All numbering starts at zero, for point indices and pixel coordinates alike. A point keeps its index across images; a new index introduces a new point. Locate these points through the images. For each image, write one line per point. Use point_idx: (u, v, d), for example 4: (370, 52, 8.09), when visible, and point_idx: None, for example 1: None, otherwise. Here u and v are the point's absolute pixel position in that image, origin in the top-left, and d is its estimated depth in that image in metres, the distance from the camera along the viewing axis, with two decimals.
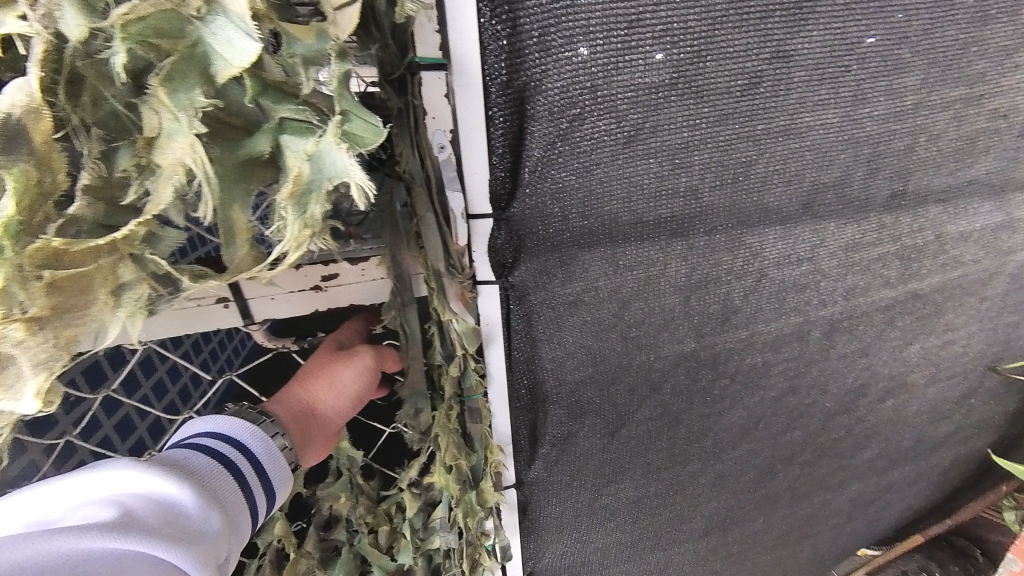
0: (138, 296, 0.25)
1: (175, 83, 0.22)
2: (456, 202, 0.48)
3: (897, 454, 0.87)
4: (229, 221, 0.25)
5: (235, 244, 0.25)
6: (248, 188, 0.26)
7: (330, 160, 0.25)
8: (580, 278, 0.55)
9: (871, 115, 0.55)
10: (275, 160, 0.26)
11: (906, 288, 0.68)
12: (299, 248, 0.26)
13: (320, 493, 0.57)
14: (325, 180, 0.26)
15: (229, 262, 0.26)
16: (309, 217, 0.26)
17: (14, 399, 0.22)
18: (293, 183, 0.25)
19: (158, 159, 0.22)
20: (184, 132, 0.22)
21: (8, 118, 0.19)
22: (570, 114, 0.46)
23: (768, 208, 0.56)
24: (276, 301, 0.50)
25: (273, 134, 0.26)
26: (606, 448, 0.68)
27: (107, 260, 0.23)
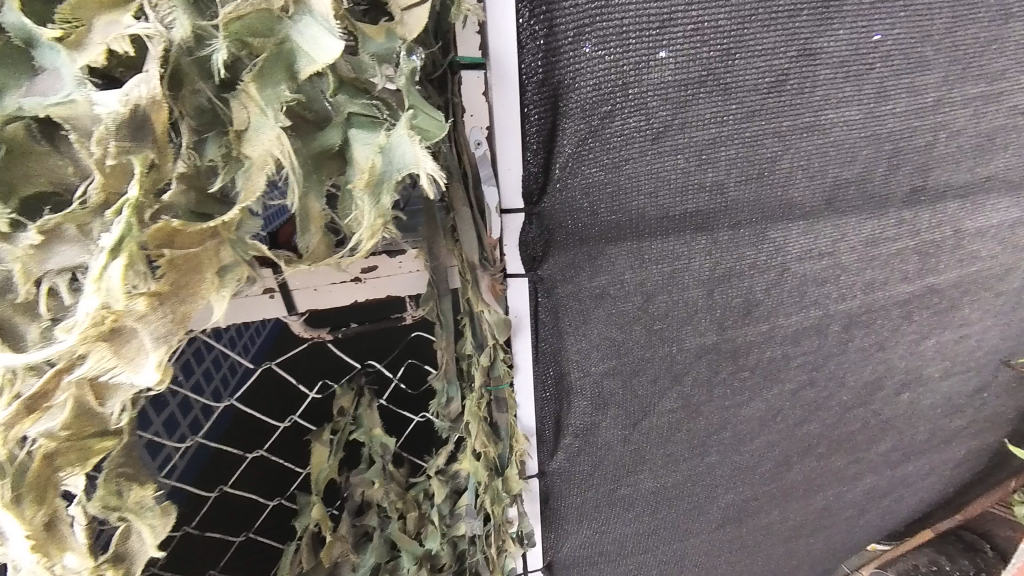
0: (238, 277, 0.24)
1: (265, 79, 0.23)
2: (490, 197, 0.49)
3: (910, 448, 0.88)
4: (305, 209, 0.27)
5: (311, 232, 0.27)
6: (320, 178, 0.28)
7: (402, 152, 0.27)
8: (607, 272, 0.56)
9: (893, 112, 0.56)
10: (342, 152, 0.28)
11: (924, 283, 0.69)
12: (373, 236, 0.28)
13: (353, 479, 0.59)
14: (396, 171, 0.28)
15: (305, 249, 0.28)
16: (382, 207, 0.28)
17: (134, 370, 0.21)
18: (368, 174, 0.27)
19: (246, 151, 0.23)
20: (271, 125, 0.23)
21: (137, 109, 0.20)
22: (602, 111, 0.47)
23: (792, 202, 0.57)
24: (320, 292, 0.52)
25: (343, 128, 0.28)
26: (628, 439, 0.69)
27: (212, 242, 0.23)
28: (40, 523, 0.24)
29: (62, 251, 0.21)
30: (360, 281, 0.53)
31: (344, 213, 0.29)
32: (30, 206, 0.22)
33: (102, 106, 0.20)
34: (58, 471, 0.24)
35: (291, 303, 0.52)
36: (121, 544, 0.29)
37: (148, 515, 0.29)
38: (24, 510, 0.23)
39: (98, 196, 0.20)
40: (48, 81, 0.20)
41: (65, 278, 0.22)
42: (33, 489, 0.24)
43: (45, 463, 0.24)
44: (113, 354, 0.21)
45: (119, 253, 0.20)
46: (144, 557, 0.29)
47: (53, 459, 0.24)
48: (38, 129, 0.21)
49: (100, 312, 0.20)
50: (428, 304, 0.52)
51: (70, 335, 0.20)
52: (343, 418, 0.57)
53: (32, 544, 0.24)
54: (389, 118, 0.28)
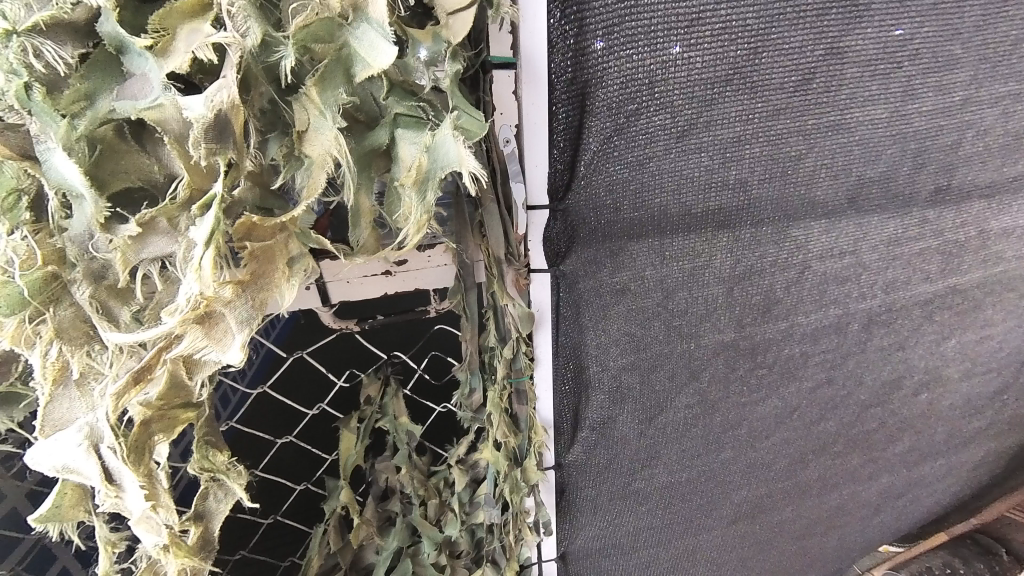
0: (305, 267, 0.26)
1: (326, 82, 0.25)
2: (518, 193, 0.50)
3: (927, 448, 0.87)
4: (356, 204, 0.29)
5: (361, 227, 0.29)
6: (370, 175, 0.30)
7: (447, 151, 0.29)
8: (628, 268, 0.57)
9: (919, 111, 0.55)
10: (389, 150, 0.30)
11: (945, 283, 0.69)
12: (419, 230, 0.30)
13: (378, 465, 0.62)
14: (441, 169, 0.29)
15: (357, 243, 0.30)
16: (427, 203, 0.30)
17: (222, 349, 0.23)
18: (415, 171, 0.29)
19: (308, 150, 0.26)
20: (329, 126, 0.25)
21: (218, 113, 0.22)
22: (629, 109, 0.48)
23: (814, 201, 0.58)
24: (352, 285, 0.54)
25: (390, 127, 0.29)
26: (644, 433, 0.70)
27: (281, 236, 0.24)
28: (146, 476, 0.26)
29: (155, 242, 0.23)
30: (390, 274, 0.54)
31: (389, 207, 0.31)
32: (122, 200, 0.24)
33: (191, 110, 0.21)
34: (153, 436, 0.26)
35: (324, 294, 0.54)
36: (202, 503, 0.31)
37: (230, 475, 0.31)
38: (134, 465, 0.25)
39: (184, 193, 0.22)
40: (137, 84, 0.22)
41: (156, 266, 0.24)
42: (133, 453, 0.25)
43: (143, 429, 0.25)
44: (205, 335, 0.23)
45: (209, 245, 0.21)
46: (221, 517, 0.32)
47: (149, 426, 0.25)
48: (129, 130, 0.23)
49: (196, 298, 0.21)
50: (454, 298, 0.55)
51: (170, 318, 0.22)
52: (369, 406, 0.59)
53: (146, 492, 0.26)
54: (434, 119, 0.30)
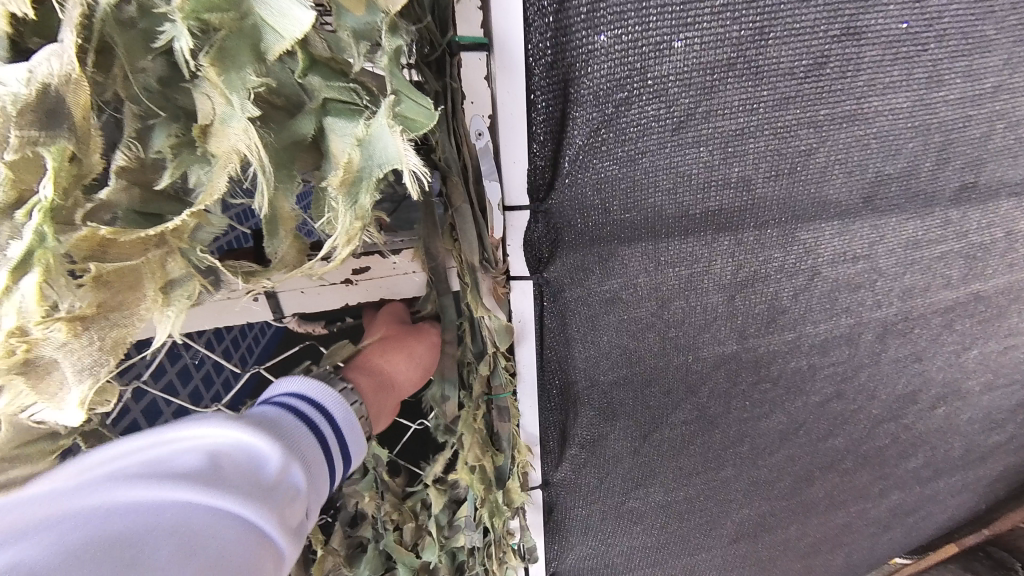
0: (187, 292, 0.27)
1: (228, 63, 0.22)
2: (493, 192, 0.45)
3: (942, 464, 0.82)
4: (274, 209, 0.26)
5: (278, 236, 0.26)
6: (291, 172, 0.26)
7: (383, 145, 0.24)
8: (619, 275, 0.52)
9: (946, 99, 0.49)
10: (317, 143, 0.26)
11: (968, 289, 0.63)
12: (350, 242, 0.26)
13: (346, 489, 0.58)
14: (377, 167, 0.25)
15: (274, 254, 0.27)
16: (360, 208, 0.25)
17: (59, 407, 0.25)
18: (344, 171, 0.24)
19: (213, 148, 0.23)
20: (238, 116, 0.23)
21: (48, 90, 0.20)
22: (617, 99, 0.43)
23: (826, 201, 0.52)
24: (308, 295, 0.49)
25: (317, 115, 0.25)
26: (637, 451, 0.65)
27: (157, 254, 0.25)
28: None
29: None
30: (352, 283, 0.50)
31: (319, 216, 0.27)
32: None
33: (6, 85, 0.19)
34: None
35: (277, 307, 0.49)
36: None
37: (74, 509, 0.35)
38: None
39: (10, 194, 0.21)
40: None
41: None
42: None
43: None
44: (35, 393, 0.24)
45: (35, 268, 0.21)
46: None
47: None
48: None
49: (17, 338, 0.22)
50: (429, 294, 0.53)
51: None
52: None
53: None
54: (369, 104, 0.25)
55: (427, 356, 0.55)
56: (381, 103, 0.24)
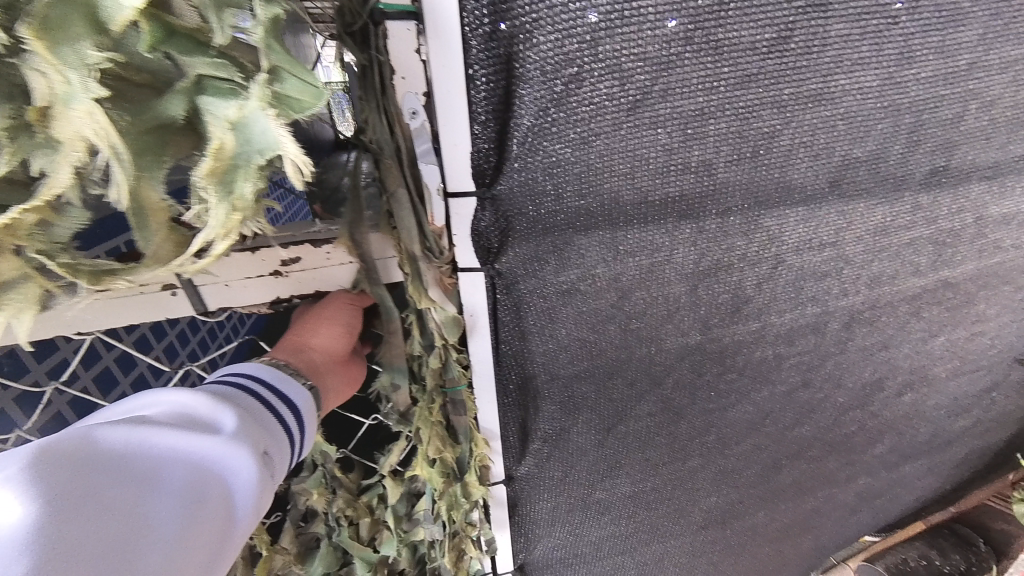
0: (23, 294, 0.26)
1: (57, 34, 0.20)
2: (431, 176, 0.43)
3: (909, 449, 0.83)
4: (138, 200, 0.24)
5: (149, 228, 0.25)
6: (159, 159, 0.25)
7: (262, 128, 0.24)
8: (576, 265, 0.50)
9: (917, 77, 0.47)
10: (192, 125, 0.25)
11: (937, 276, 0.62)
12: (228, 235, 0.25)
13: (294, 488, 0.57)
14: (257, 153, 0.24)
15: (145, 247, 0.25)
16: (238, 196, 0.25)
17: None
18: (214, 158, 0.23)
19: (55, 133, 0.21)
20: (79, 97, 0.21)
21: None
22: (566, 74, 0.39)
23: (791, 185, 0.49)
24: (232, 288, 0.48)
25: (189, 94, 0.24)
26: (602, 444, 0.64)
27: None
28: None
29: None
30: (282, 275, 0.49)
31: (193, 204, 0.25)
32: None
33: None
34: None
35: (200, 299, 0.48)
36: None
37: None
38: None
39: None
40: None
41: None
42: None
43: None
44: None
45: None
46: None
47: None
48: None
49: None
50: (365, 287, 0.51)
51: None
52: None
53: None
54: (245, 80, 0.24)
55: (345, 320, 0.53)
56: (254, 81, 0.23)
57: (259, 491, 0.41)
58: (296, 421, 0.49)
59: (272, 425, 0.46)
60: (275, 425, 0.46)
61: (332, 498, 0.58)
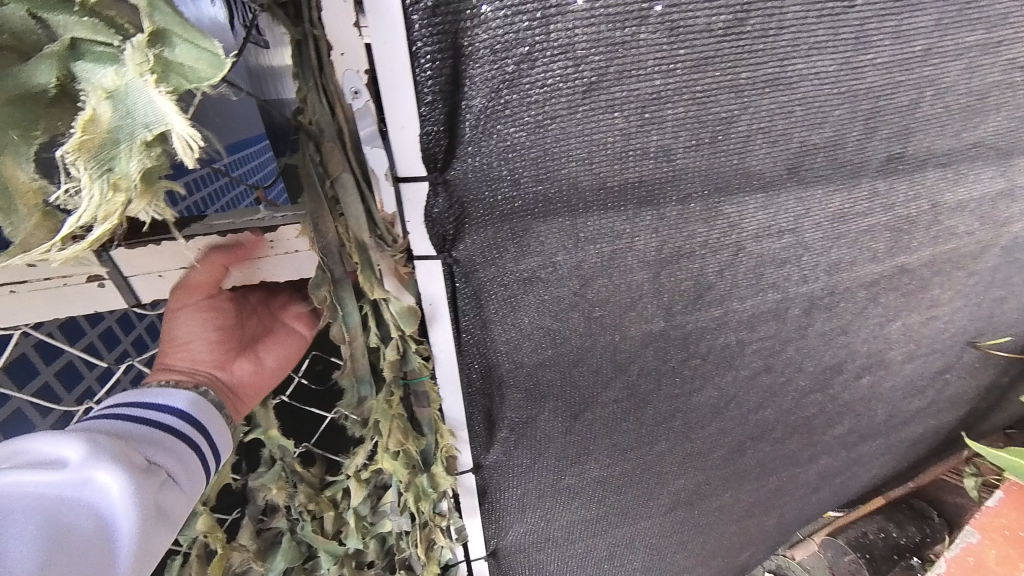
0: None
1: None
2: (377, 161, 0.41)
3: (867, 429, 0.86)
4: (3, 179, 0.24)
5: (17, 210, 0.25)
6: (27, 134, 0.24)
7: (144, 101, 0.23)
8: (536, 253, 0.49)
9: (874, 63, 0.47)
10: (66, 94, 0.25)
11: (894, 262, 0.63)
12: (107, 219, 0.24)
13: (252, 484, 0.56)
14: (141, 127, 0.24)
15: (14, 234, 0.26)
16: (120, 173, 0.24)
17: None
18: (84, 132, 0.22)
19: None
20: None
21: None
22: (517, 54, 0.38)
23: (751, 172, 0.49)
24: (165, 280, 0.46)
25: (59, 61, 0.24)
26: (568, 431, 0.64)
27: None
28: None
29: None
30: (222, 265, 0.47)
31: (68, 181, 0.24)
32: None
33: None
34: None
35: (131, 292, 0.46)
36: None
37: None
38: None
39: None
40: None
41: None
42: None
43: None
44: None
45: None
46: None
47: None
48: None
49: None
50: (319, 292, 0.46)
51: None
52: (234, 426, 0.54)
53: None
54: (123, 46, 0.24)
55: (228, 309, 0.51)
56: (133, 45, 0.23)
57: (153, 502, 0.40)
58: (184, 428, 0.46)
59: (151, 441, 0.43)
60: (156, 441, 0.44)
61: (293, 492, 0.57)
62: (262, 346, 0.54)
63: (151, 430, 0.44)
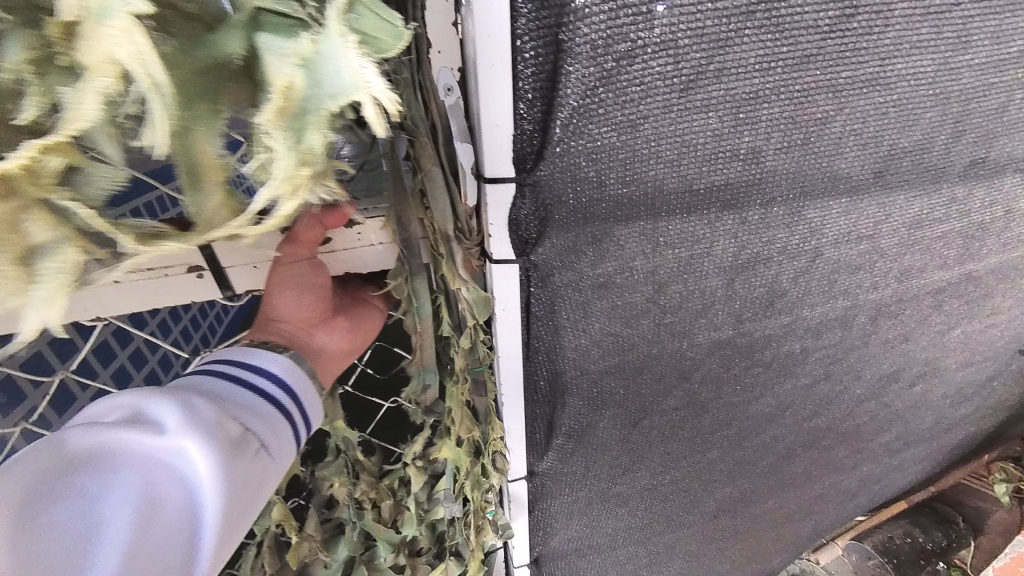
0: (61, 264, 0.19)
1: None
2: (466, 156, 0.40)
3: (912, 436, 0.85)
4: (193, 156, 0.20)
5: (204, 189, 0.20)
6: (213, 107, 0.20)
7: (334, 68, 0.19)
8: (614, 257, 0.47)
9: (970, 64, 0.45)
10: (248, 69, 0.21)
11: (962, 269, 0.62)
12: (296, 194, 0.20)
13: (318, 473, 0.54)
14: (328, 96, 0.20)
15: (195, 214, 0.20)
16: (307, 149, 0.20)
17: None
18: (282, 99, 0.19)
19: (82, 56, 0.16)
20: (117, 10, 0.16)
21: None
22: (618, 50, 0.36)
23: (838, 175, 0.48)
24: (260, 270, 0.44)
25: (245, 30, 0.20)
26: (626, 439, 0.63)
27: (5, 207, 0.17)
28: None
29: None
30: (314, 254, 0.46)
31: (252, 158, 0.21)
32: None
33: None
34: None
35: (225, 282, 0.44)
36: None
37: None
38: None
39: None
40: None
41: None
42: None
43: None
44: None
45: None
46: None
47: None
48: None
49: None
50: (396, 283, 0.47)
51: None
52: None
53: None
54: (315, 14, 0.20)
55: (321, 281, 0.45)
56: (330, 7, 0.19)
57: (241, 477, 0.35)
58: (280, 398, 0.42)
59: (253, 411, 0.38)
60: (257, 412, 0.39)
61: (354, 484, 0.56)
62: (353, 310, 0.50)
63: (253, 395, 0.40)
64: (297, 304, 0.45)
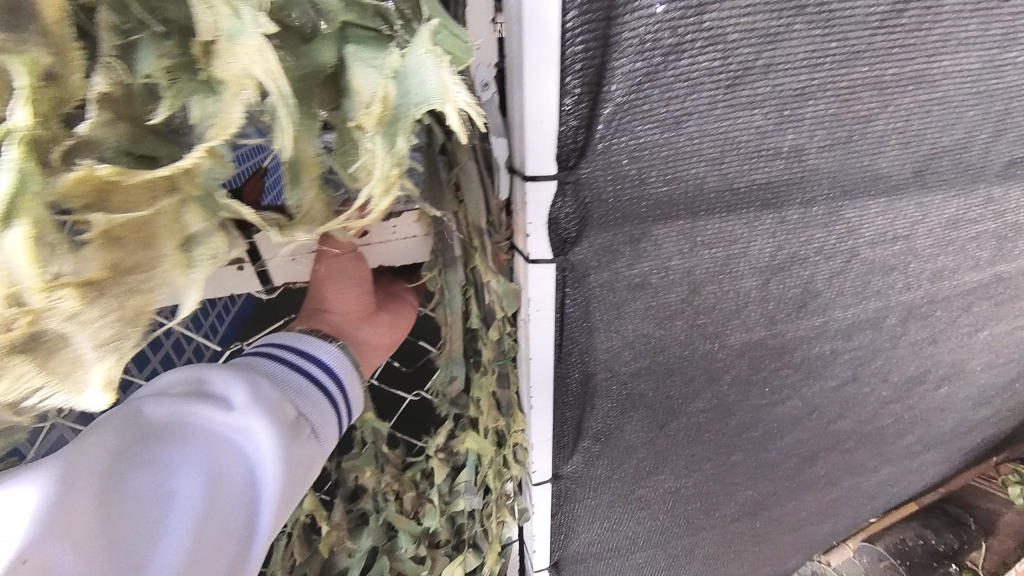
0: (210, 250, 0.21)
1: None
2: (502, 150, 0.40)
3: (933, 439, 0.84)
4: (296, 154, 0.21)
5: (303, 185, 0.21)
6: (310, 111, 0.21)
7: (423, 78, 0.20)
8: (650, 258, 0.46)
9: (1016, 61, 0.44)
10: (337, 78, 0.22)
11: (993, 271, 0.61)
12: (389, 191, 0.21)
13: (344, 464, 0.54)
14: (414, 106, 0.20)
15: (297, 208, 0.22)
16: (398, 152, 0.21)
17: (80, 394, 0.20)
18: (381, 106, 0.20)
19: (221, 72, 0.18)
20: (250, 31, 0.17)
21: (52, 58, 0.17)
22: (667, 45, 0.35)
23: (879, 175, 0.47)
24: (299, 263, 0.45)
25: (336, 42, 0.21)
26: (652, 441, 0.62)
27: (170, 203, 0.20)
28: None
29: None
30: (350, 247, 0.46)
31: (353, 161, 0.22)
32: None
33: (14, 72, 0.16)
34: None
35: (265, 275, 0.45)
36: None
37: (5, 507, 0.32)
38: None
39: None
40: None
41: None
42: None
43: None
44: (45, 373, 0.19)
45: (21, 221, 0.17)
46: None
47: None
48: None
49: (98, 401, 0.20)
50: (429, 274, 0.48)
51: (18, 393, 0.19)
52: None
53: None
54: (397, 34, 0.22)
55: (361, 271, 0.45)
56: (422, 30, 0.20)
57: (297, 457, 0.34)
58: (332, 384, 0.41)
59: (308, 395, 0.38)
60: (312, 396, 0.38)
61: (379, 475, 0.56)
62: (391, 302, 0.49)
63: (308, 379, 0.39)
64: (342, 297, 0.45)
